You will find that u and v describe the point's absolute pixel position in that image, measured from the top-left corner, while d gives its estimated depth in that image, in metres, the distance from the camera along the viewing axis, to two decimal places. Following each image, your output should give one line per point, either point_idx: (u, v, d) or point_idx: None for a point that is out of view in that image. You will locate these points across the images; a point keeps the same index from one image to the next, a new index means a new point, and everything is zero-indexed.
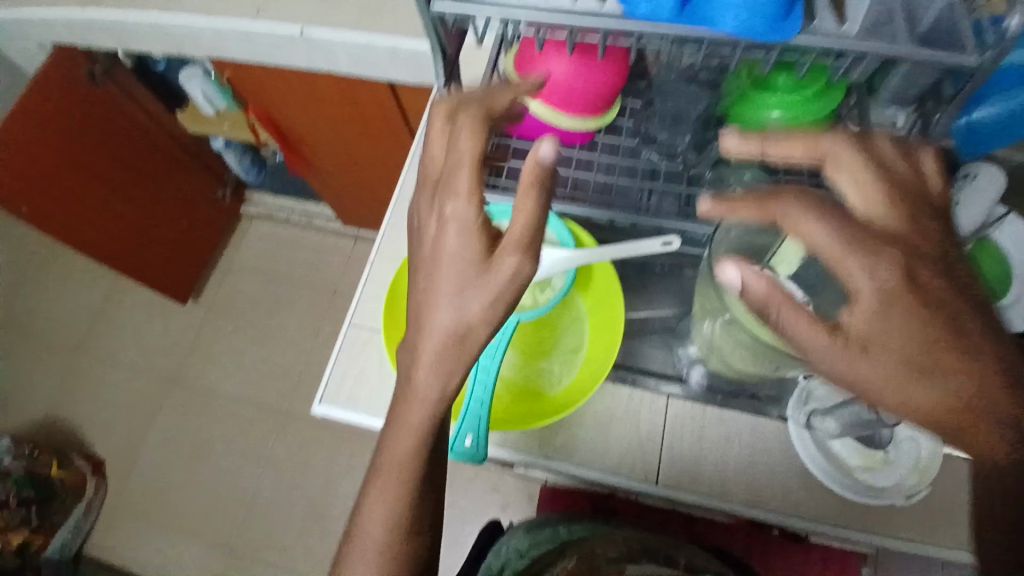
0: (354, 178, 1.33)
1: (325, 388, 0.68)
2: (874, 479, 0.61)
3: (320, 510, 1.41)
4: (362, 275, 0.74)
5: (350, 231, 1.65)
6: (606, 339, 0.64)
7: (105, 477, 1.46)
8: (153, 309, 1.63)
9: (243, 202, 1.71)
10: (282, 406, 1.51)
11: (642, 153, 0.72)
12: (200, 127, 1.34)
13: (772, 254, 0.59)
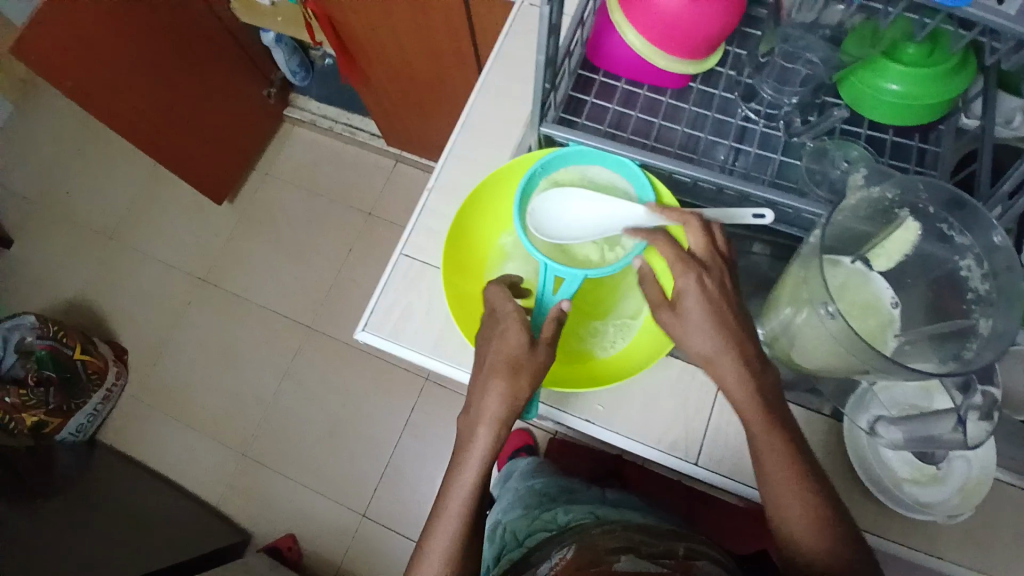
0: (406, 92, 1.25)
1: (368, 316, 0.67)
2: (925, 496, 0.59)
3: (334, 427, 1.43)
4: (417, 204, 0.71)
5: (393, 150, 1.58)
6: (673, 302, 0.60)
7: (131, 366, 1.50)
8: (191, 206, 1.62)
9: (288, 105, 1.65)
10: (305, 320, 1.51)
11: (739, 108, 0.65)
12: (252, 17, 1.28)
13: (872, 240, 0.52)
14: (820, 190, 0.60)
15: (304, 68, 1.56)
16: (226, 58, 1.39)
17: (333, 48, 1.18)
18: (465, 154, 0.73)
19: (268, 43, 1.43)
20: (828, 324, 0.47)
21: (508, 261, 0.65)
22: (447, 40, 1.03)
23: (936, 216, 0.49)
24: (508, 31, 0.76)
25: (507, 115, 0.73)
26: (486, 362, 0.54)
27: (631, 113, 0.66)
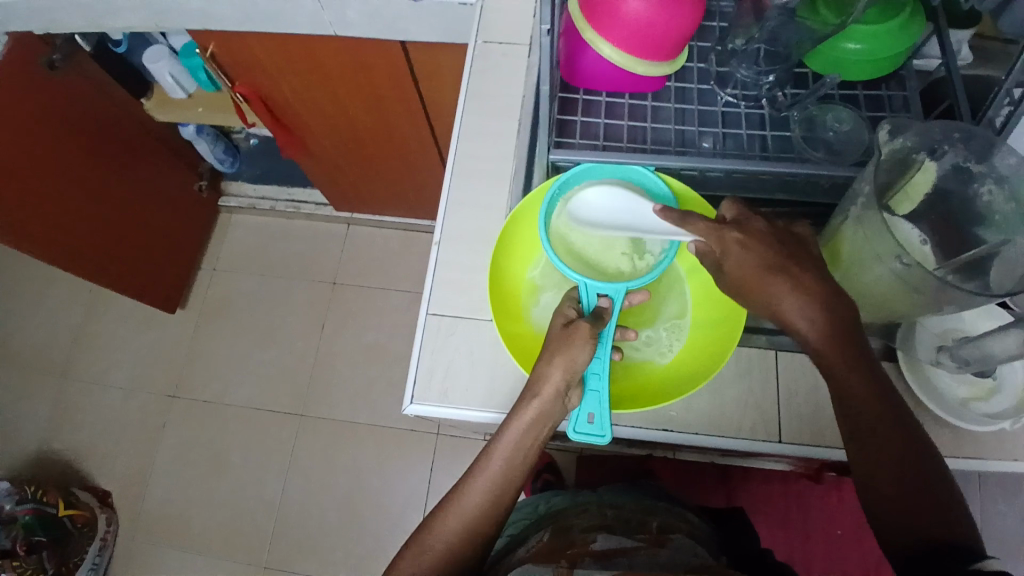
0: (354, 152, 1.22)
1: (413, 387, 0.65)
2: (990, 408, 0.58)
3: (351, 508, 1.36)
4: (429, 259, 0.70)
5: (342, 214, 1.54)
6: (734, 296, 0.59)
7: (117, 507, 1.37)
8: (142, 321, 1.52)
9: (221, 195, 1.58)
10: (294, 408, 1.43)
11: (719, 96, 0.67)
12: (171, 114, 1.20)
13: (899, 185, 0.53)
14: (817, 152, 0.62)
15: (230, 154, 1.47)
16: (150, 159, 1.32)
17: (269, 125, 1.15)
18: (464, 199, 0.72)
19: (189, 137, 1.35)
20: (905, 275, 0.46)
21: (542, 293, 0.64)
22: (393, 94, 1.02)
23: (952, 154, 0.52)
24: (470, 73, 0.76)
25: (493, 152, 0.73)
26: (550, 345, 0.51)
27: (621, 122, 0.66)
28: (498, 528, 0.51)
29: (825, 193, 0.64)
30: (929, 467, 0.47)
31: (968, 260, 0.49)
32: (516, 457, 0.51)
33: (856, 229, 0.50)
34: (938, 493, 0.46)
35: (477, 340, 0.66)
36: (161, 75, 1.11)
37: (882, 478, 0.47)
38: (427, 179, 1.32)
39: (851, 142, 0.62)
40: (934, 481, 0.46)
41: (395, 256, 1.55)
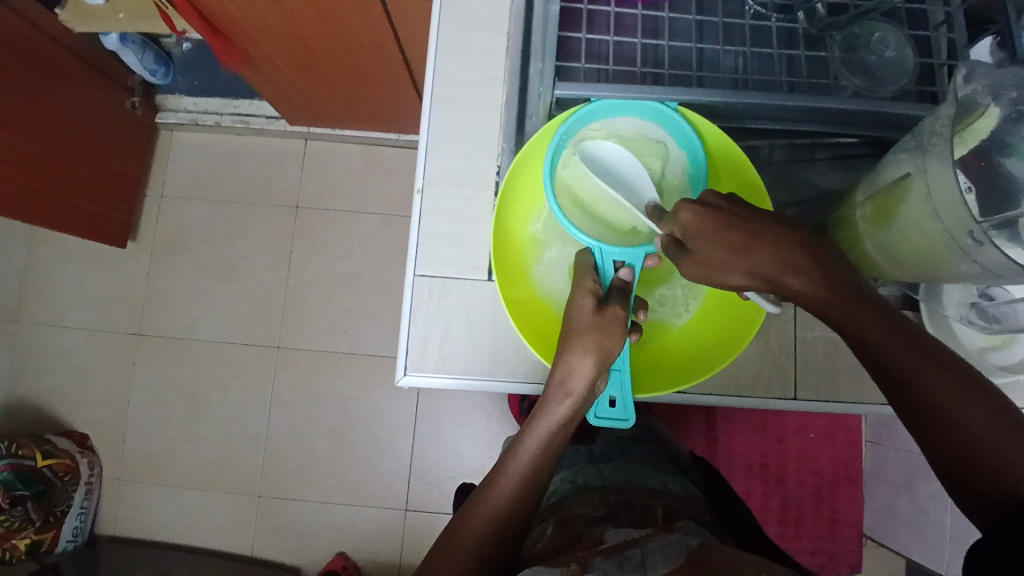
0: (306, 62, 1.07)
1: (406, 357, 0.59)
2: (1005, 359, 0.55)
3: (341, 438, 1.35)
4: (413, 211, 0.61)
5: (298, 129, 1.38)
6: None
7: (98, 449, 1.34)
8: (90, 257, 1.40)
9: (157, 110, 1.40)
10: (270, 342, 1.37)
11: (745, 5, 0.57)
12: (93, 27, 1.02)
13: (957, 128, 0.44)
14: (856, 78, 0.54)
15: (163, 63, 1.27)
16: (74, 81, 1.14)
17: (203, 35, 0.98)
18: (447, 138, 0.62)
19: (112, 47, 1.16)
20: (966, 247, 0.42)
21: (547, 249, 0.58)
22: None
23: (1015, 99, 0.44)
24: None
25: (478, 77, 0.63)
26: (576, 332, 0.47)
27: (632, 39, 0.56)
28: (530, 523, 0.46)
29: (862, 125, 0.55)
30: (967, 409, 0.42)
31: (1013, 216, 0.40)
32: (547, 450, 0.47)
33: (917, 183, 0.44)
34: (981, 433, 0.42)
35: (473, 303, 0.60)
36: None
37: (928, 428, 0.43)
38: (391, 90, 1.18)
39: (893, 68, 0.54)
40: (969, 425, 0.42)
41: (361, 174, 1.42)
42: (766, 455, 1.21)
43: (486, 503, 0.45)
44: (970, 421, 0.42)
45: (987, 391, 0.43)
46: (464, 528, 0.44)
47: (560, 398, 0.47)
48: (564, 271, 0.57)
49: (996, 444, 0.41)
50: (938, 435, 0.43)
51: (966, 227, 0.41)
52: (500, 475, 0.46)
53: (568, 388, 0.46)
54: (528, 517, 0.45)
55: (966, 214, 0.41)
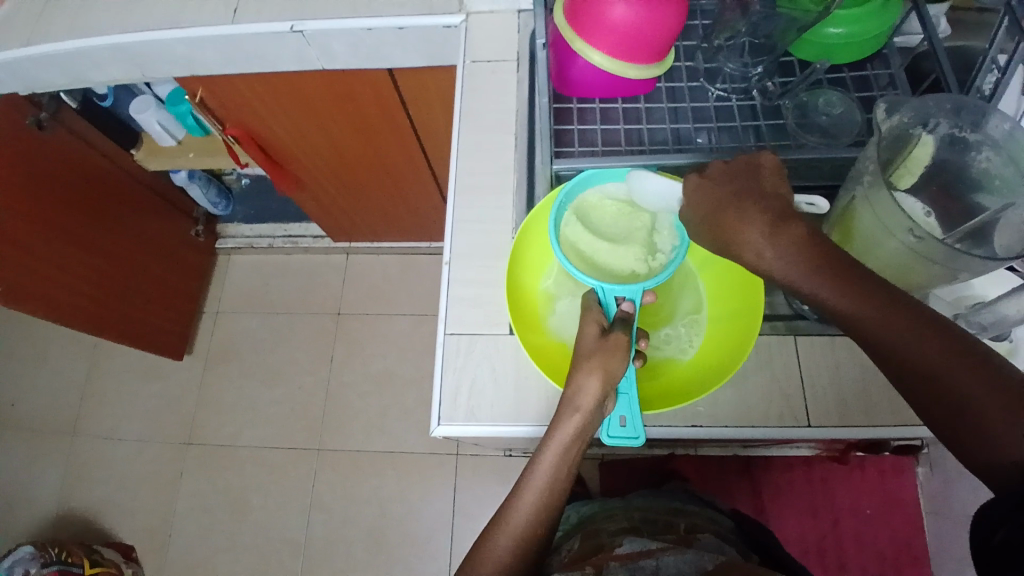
0: (348, 183, 1.23)
1: (439, 409, 0.65)
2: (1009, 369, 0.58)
3: (379, 538, 1.34)
4: (441, 279, 0.70)
5: (341, 245, 1.55)
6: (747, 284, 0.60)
7: (142, 560, 1.35)
8: (151, 371, 1.52)
9: (217, 237, 1.58)
10: (311, 443, 1.42)
11: (709, 91, 0.68)
12: (159, 161, 1.21)
13: (900, 159, 0.54)
14: (813, 136, 0.63)
15: (224, 196, 1.47)
16: (146, 211, 1.32)
17: (262, 164, 1.15)
18: (469, 217, 0.72)
19: (181, 183, 1.35)
20: (919, 249, 0.47)
21: (558, 300, 0.65)
22: (381, 120, 1.02)
23: (947, 125, 0.53)
24: (462, 92, 0.77)
25: (492, 167, 0.74)
26: (584, 358, 0.53)
27: (617, 126, 0.68)
28: (552, 531, 0.52)
29: (826, 173, 0.63)
30: (967, 380, 0.40)
31: (975, 228, 0.50)
32: (562, 468, 0.52)
33: (865, 206, 0.51)
34: (984, 407, 0.39)
35: (498, 355, 0.67)
36: (150, 125, 1.11)
37: (930, 402, 0.42)
38: (423, 204, 1.33)
39: (844, 123, 0.64)
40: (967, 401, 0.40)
41: (397, 281, 1.55)
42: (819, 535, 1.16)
43: (510, 517, 0.52)
44: (969, 394, 0.40)
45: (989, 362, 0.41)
46: (494, 537, 0.51)
47: (567, 419, 0.52)
48: (576, 320, 0.64)
49: (993, 408, 0.39)
50: (940, 411, 0.41)
51: (910, 231, 0.47)
52: (522, 490, 0.53)
53: (576, 405, 0.52)
54: (549, 525, 0.52)
55: (905, 222, 0.47)
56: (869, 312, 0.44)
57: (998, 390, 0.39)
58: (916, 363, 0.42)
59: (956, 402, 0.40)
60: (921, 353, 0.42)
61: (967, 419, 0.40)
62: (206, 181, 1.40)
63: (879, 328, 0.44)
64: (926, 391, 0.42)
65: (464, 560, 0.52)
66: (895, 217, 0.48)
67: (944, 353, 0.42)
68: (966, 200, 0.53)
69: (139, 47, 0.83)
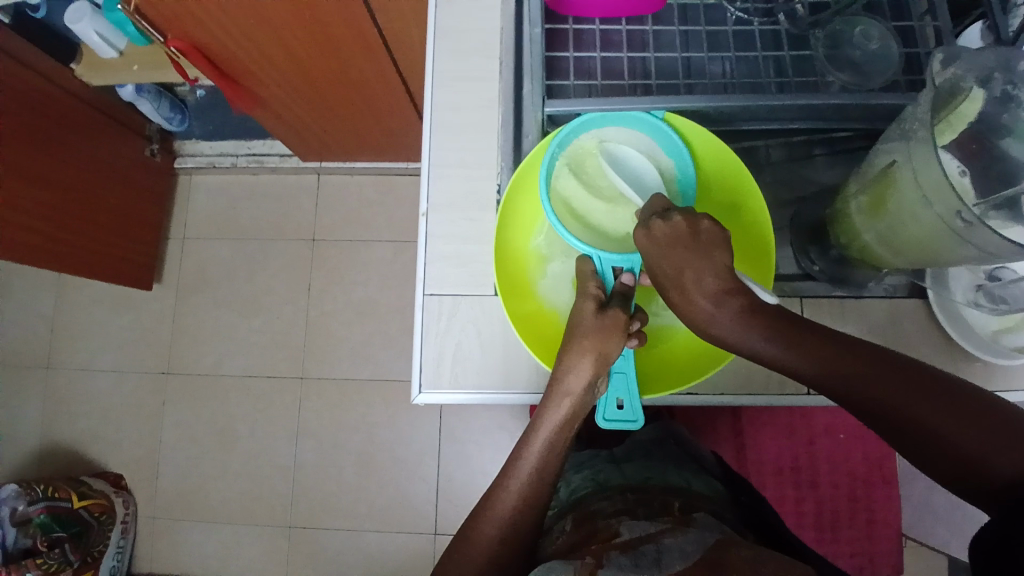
0: (314, 98, 1.11)
1: (420, 376, 0.61)
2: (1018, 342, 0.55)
3: (367, 463, 1.36)
4: (419, 232, 0.63)
5: (311, 165, 1.43)
6: (755, 245, 0.56)
7: (133, 489, 1.37)
8: (120, 301, 1.45)
9: (176, 156, 1.46)
10: (294, 373, 1.40)
11: (728, 12, 0.59)
12: (104, 77, 1.06)
13: (943, 114, 0.46)
14: (843, 74, 0.55)
15: (179, 110, 1.33)
16: (92, 133, 1.19)
17: (213, 80, 1.03)
18: (449, 161, 0.64)
19: (128, 98, 1.21)
20: (958, 228, 0.42)
21: (550, 262, 0.59)
22: (345, 32, 0.89)
23: (1001, 81, 0.46)
24: (436, 8, 0.66)
25: (472, 101, 0.65)
26: (578, 338, 0.48)
27: (619, 54, 0.58)
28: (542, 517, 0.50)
29: (853, 118, 0.55)
30: (935, 408, 0.38)
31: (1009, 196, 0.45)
32: (552, 453, 0.49)
33: (906, 169, 0.44)
34: (959, 437, 0.37)
35: (483, 318, 0.62)
36: (88, 36, 0.97)
37: (904, 442, 0.39)
38: (399, 123, 1.22)
39: (879, 61, 0.55)
40: (941, 435, 0.38)
41: (374, 204, 1.46)
42: (798, 460, 1.19)
43: (499, 504, 0.49)
44: (943, 423, 0.38)
45: (954, 389, 0.39)
46: (482, 524, 0.49)
47: (558, 403, 0.49)
48: (568, 284, 0.58)
49: (965, 437, 0.37)
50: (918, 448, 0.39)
51: (955, 209, 0.41)
52: (511, 475, 0.50)
53: (567, 387, 0.48)
54: (539, 513, 0.49)
55: (950, 197, 0.41)
56: (824, 361, 0.43)
57: (965, 415, 0.38)
58: (879, 399, 0.40)
59: (928, 436, 0.38)
60: (879, 385, 0.40)
61: (952, 458, 0.38)
62: (155, 94, 1.25)
63: (843, 381, 0.42)
64: (902, 425, 0.39)
65: (450, 548, 0.49)
66: (939, 191, 0.41)
67: (906, 381, 0.40)
68: (1003, 150, 0.46)
69: None
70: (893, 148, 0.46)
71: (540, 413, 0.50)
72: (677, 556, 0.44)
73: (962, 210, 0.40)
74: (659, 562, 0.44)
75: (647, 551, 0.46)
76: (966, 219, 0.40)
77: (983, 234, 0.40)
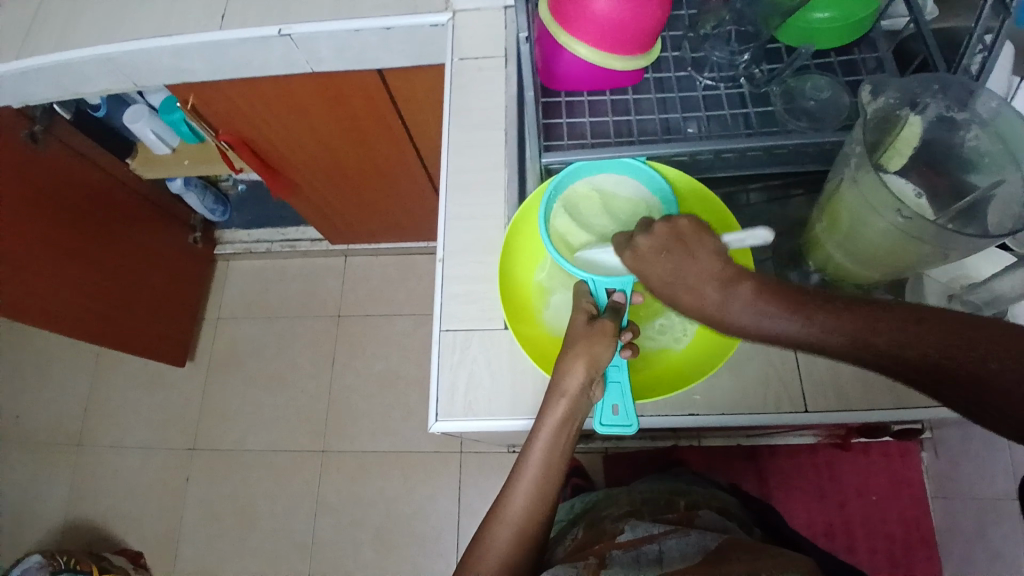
0: (343, 184, 1.23)
1: (437, 404, 0.65)
2: None
3: (385, 537, 1.34)
4: (435, 275, 0.70)
5: (339, 248, 1.55)
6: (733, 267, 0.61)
7: (152, 567, 1.36)
8: (153, 379, 1.53)
9: (216, 244, 1.59)
10: (316, 446, 1.43)
11: (697, 81, 0.68)
12: (156, 171, 1.21)
13: (888, 140, 0.54)
14: (802, 122, 0.63)
15: (221, 203, 1.48)
16: (141, 220, 1.33)
17: (259, 171, 1.17)
18: (462, 214, 0.73)
19: (177, 191, 1.36)
20: (906, 227, 0.47)
21: (552, 294, 0.65)
22: (374, 122, 1.02)
23: (935, 105, 0.53)
24: (450, 91, 0.78)
25: (481, 164, 0.74)
26: (571, 345, 0.53)
27: (604, 118, 0.68)
28: (551, 520, 0.53)
29: (815, 158, 0.63)
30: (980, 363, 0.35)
31: (966, 206, 0.51)
32: (554, 454, 0.53)
33: (851, 187, 0.51)
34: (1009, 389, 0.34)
35: (493, 349, 0.67)
36: (144, 133, 1.12)
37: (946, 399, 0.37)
38: (420, 204, 1.34)
39: (832, 107, 0.64)
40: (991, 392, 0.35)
41: (396, 281, 1.55)
42: (829, 525, 1.15)
43: (509, 507, 0.52)
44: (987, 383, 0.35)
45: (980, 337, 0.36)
46: (494, 527, 0.52)
47: (555, 406, 0.53)
48: (568, 312, 0.64)
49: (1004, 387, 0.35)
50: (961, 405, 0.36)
51: (900, 212, 0.47)
52: (518, 479, 0.53)
53: (563, 389, 0.52)
54: (547, 515, 0.53)
55: (894, 202, 0.47)
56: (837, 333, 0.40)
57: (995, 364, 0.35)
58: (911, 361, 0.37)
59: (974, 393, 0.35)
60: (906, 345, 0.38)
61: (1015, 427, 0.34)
62: (200, 189, 1.39)
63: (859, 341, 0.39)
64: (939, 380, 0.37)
65: (465, 554, 0.52)
66: (883, 198, 0.48)
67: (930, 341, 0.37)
68: None
69: (122, 51, 0.83)
70: (840, 174, 0.53)
71: (539, 418, 0.53)
72: (678, 557, 0.47)
73: (906, 210, 0.46)
74: (661, 561, 0.47)
75: (651, 552, 0.49)
76: (913, 217, 0.46)
77: (930, 232, 0.46)
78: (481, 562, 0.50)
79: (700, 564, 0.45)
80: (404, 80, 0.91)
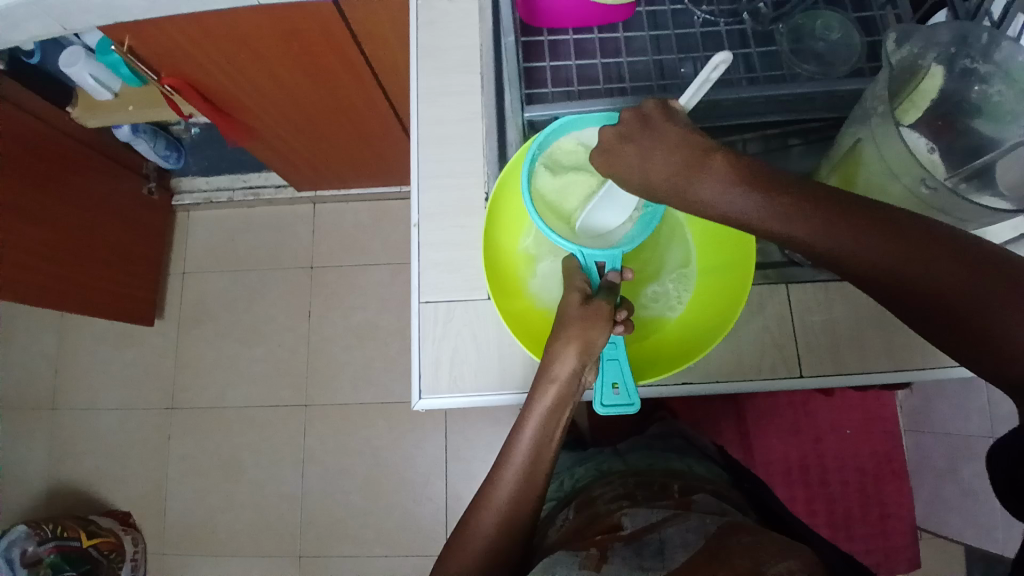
0: (307, 129, 1.14)
1: (419, 381, 0.62)
2: None
3: (374, 485, 1.35)
4: (411, 242, 0.65)
5: (306, 194, 1.47)
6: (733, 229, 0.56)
7: (141, 526, 1.36)
8: (122, 338, 1.47)
9: (173, 194, 1.49)
10: (298, 400, 1.40)
11: (694, 15, 0.61)
12: (100, 118, 1.09)
13: (905, 92, 0.49)
14: (809, 65, 0.58)
15: (174, 148, 1.36)
16: (90, 173, 1.22)
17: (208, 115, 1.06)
18: (437, 171, 0.66)
19: (125, 138, 1.24)
20: (928, 197, 0.46)
21: (539, 262, 0.61)
22: (335, 61, 0.93)
23: (960, 56, 0.49)
24: (418, 28, 0.69)
25: (456, 115, 0.67)
26: (561, 330, 0.50)
27: (593, 62, 0.61)
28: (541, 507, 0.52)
29: (823, 106, 0.58)
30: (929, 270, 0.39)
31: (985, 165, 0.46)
32: (542, 442, 0.51)
33: (870, 146, 0.48)
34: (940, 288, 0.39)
35: (478, 321, 0.63)
36: (82, 79, 1.01)
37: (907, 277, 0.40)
38: (390, 147, 1.25)
39: (842, 49, 0.58)
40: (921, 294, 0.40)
41: (369, 228, 1.48)
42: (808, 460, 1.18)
43: (497, 496, 0.50)
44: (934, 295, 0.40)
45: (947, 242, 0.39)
46: (482, 518, 0.49)
47: (547, 391, 0.50)
48: (557, 282, 0.60)
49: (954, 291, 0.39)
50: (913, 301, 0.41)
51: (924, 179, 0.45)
52: (506, 469, 0.51)
53: (553, 375, 0.50)
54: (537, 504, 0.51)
55: (918, 170, 0.45)
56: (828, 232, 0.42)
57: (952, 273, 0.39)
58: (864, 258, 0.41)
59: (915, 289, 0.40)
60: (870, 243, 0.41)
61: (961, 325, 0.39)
62: (152, 134, 1.28)
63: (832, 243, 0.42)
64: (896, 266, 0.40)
65: (449, 545, 0.50)
66: (907, 164, 0.45)
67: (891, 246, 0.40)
68: (972, 129, 0.49)
69: None
70: (856, 131, 0.51)
71: (528, 405, 0.51)
72: (684, 546, 0.45)
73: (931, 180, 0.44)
74: (666, 552, 0.45)
75: (653, 541, 0.47)
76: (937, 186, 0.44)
77: (954, 202, 0.44)
78: (469, 555, 0.48)
79: (703, 555, 0.43)
80: (364, 14, 0.82)
